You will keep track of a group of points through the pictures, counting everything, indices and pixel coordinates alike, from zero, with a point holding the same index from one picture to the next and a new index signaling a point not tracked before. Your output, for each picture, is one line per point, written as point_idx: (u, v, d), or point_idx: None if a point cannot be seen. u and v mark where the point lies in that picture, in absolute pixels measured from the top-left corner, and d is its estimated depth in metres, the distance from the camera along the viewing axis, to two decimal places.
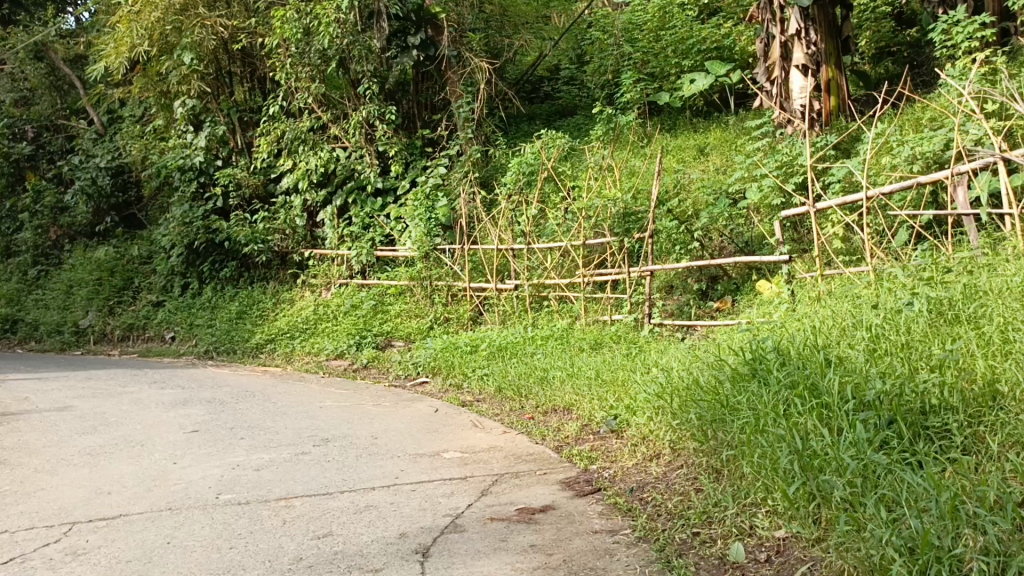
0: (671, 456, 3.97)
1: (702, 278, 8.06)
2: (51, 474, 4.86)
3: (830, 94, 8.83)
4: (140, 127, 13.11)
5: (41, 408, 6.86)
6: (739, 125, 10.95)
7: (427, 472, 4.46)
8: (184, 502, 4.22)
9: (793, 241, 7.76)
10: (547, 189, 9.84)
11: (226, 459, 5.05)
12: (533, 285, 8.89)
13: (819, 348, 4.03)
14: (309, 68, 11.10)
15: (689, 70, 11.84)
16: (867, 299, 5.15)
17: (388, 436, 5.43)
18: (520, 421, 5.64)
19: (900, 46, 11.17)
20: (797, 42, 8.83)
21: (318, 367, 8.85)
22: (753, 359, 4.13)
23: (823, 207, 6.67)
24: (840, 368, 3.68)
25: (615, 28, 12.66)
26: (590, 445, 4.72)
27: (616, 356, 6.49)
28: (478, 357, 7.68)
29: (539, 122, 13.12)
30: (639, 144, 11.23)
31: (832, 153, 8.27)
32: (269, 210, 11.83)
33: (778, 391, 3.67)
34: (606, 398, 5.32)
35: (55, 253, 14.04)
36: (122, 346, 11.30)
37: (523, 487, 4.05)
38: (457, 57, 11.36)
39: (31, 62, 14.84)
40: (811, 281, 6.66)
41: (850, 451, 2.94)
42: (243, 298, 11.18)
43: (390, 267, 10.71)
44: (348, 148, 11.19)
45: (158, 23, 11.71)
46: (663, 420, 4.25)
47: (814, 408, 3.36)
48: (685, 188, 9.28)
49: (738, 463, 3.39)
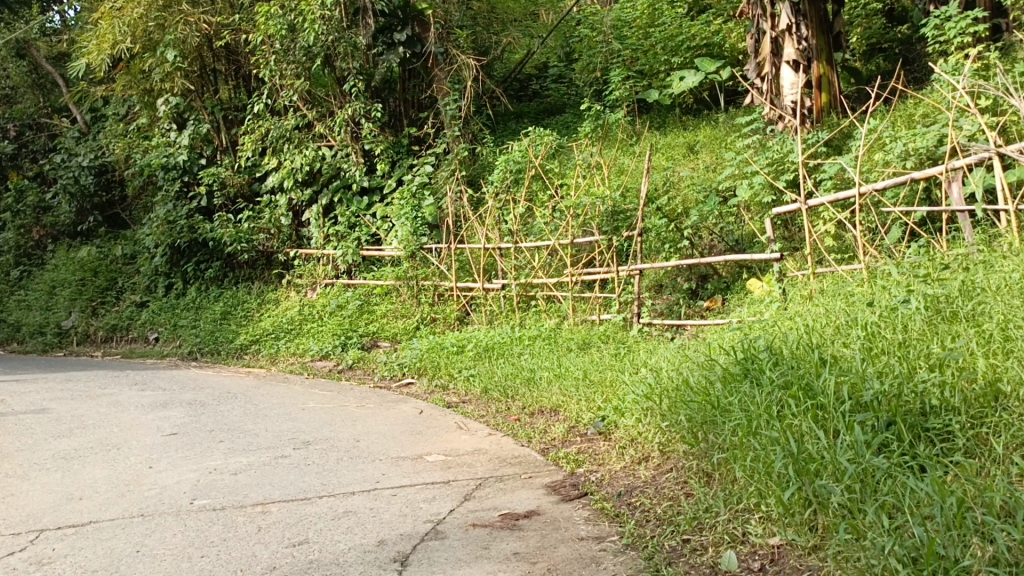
0: (661, 459, 3.85)
1: (691, 277, 7.94)
2: (22, 479, 4.70)
3: (821, 91, 8.80)
4: (124, 125, 12.85)
5: (17, 410, 6.69)
6: (729, 123, 10.85)
7: (409, 475, 4.32)
8: (157, 508, 4.07)
9: (784, 240, 7.68)
10: (534, 187, 9.68)
11: (202, 463, 4.90)
12: (520, 285, 8.77)
13: (813, 347, 3.91)
14: (293, 66, 10.87)
15: (678, 67, 11.81)
16: (861, 297, 5.06)
17: (371, 439, 5.29)
18: (506, 423, 5.51)
19: (891, 43, 11.14)
20: (788, 38, 8.76)
21: (302, 368, 8.70)
22: (745, 359, 4.01)
23: (815, 203, 6.63)
24: (835, 367, 3.56)
25: (604, 25, 12.51)
26: (578, 447, 4.60)
27: (604, 355, 6.38)
28: (465, 358, 7.55)
29: (527, 120, 13.04)
30: (629, 142, 11.10)
31: (823, 150, 8.19)
32: (254, 210, 11.63)
33: (772, 392, 3.55)
34: (594, 400, 5.20)
35: (38, 253, 13.72)
36: (105, 348, 11.10)
37: (508, 491, 3.92)
38: (443, 53, 11.19)
39: (13, 60, 14.62)
40: (803, 279, 6.56)
41: (848, 455, 2.81)
42: (228, 299, 11.02)
43: (376, 266, 10.56)
44: (334, 146, 11.01)
45: (141, 19, 11.51)
46: (652, 421, 4.11)
47: (809, 409, 3.24)
48: (675, 185, 9.18)
49: (730, 467, 3.27)
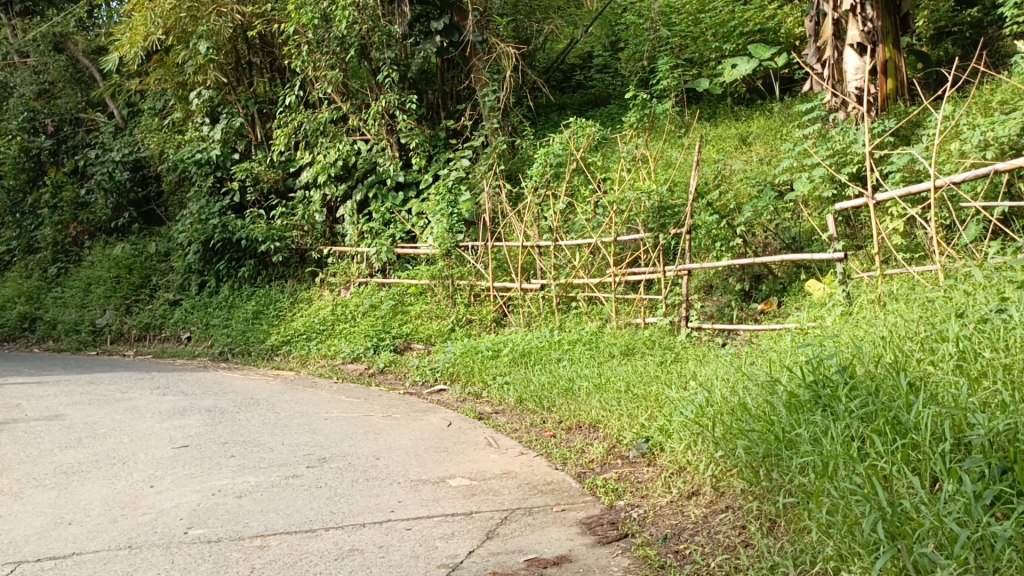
0: (713, 495, 3.33)
1: (744, 277, 7.37)
2: (15, 498, 4.35)
3: (887, 76, 8.12)
4: (159, 120, 12.57)
5: (30, 417, 6.39)
6: (785, 113, 10.20)
7: (428, 504, 3.85)
8: (147, 539, 3.66)
9: (845, 237, 7.05)
10: (576, 181, 9.14)
11: (207, 483, 4.49)
12: (560, 286, 8.25)
13: (896, 367, 3.34)
14: (328, 56, 10.46)
15: (730, 54, 11.21)
16: (940, 304, 4.48)
17: (392, 457, 4.84)
18: (540, 440, 5.02)
19: (960, 26, 10.35)
20: (852, 19, 8.11)
21: (332, 371, 8.31)
22: (814, 380, 3.45)
23: (884, 197, 5.96)
24: (928, 394, 3.00)
25: (650, 11, 11.81)
26: (617, 473, 4.10)
27: (648, 364, 5.82)
28: (500, 363, 7.07)
29: (570, 112, 12.45)
30: (677, 134, 10.50)
31: (891, 139, 7.52)
32: (288, 206, 11.32)
33: (850, 425, 3.01)
34: (637, 417, 4.68)
35: (75, 250, 13.75)
36: (137, 347, 10.90)
37: (536, 528, 3.43)
38: (482, 42, 10.74)
39: (51, 54, 14.52)
40: (869, 281, 5.94)
41: (957, 516, 2.31)
42: (261, 298, 10.69)
43: (411, 265, 10.15)
44: (369, 140, 10.62)
45: (174, 10, 11.25)
46: (703, 449, 3.58)
47: (899, 450, 2.72)
48: (727, 178, 8.57)
49: (802, 517, 2.77)
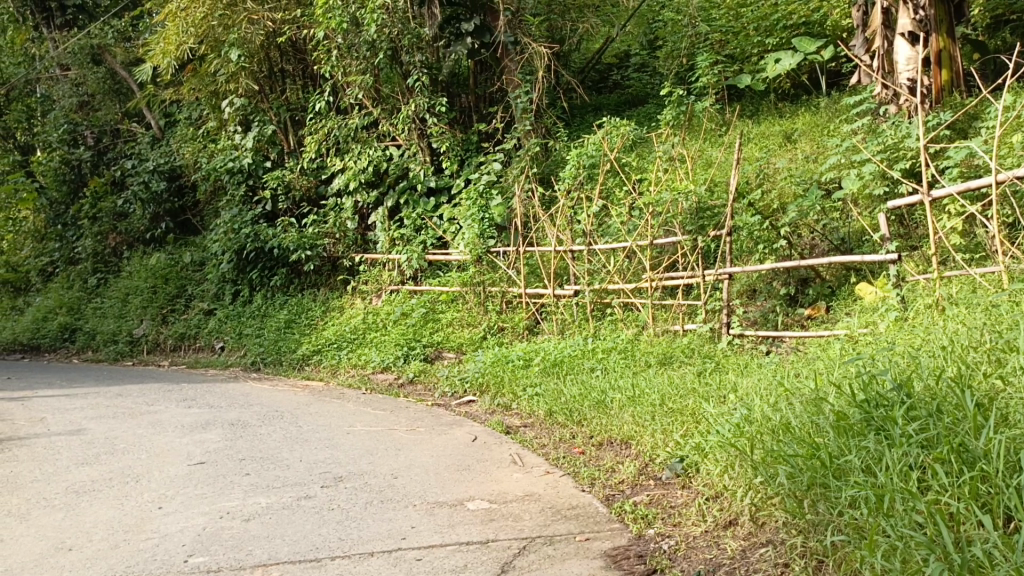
0: (752, 527, 3.01)
1: (789, 280, 6.96)
2: (20, 520, 4.17)
3: (940, 67, 7.66)
4: (194, 129, 12.59)
5: (52, 431, 6.26)
6: (832, 108, 9.72)
7: (442, 531, 3.57)
8: (145, 567, 3.44)
9: (899, 237, 6.59)
10: (610, 183, 8.78)
11: (217, 504, 4.27)
12: (594, 292, 7.92)
13: (959, 383, 2.97)
14: (359, 62, 10.33)
15: (773, 49, 10.77)
16: (1006, 309, 4.06)
17: (410, 476, 4.57)
18: (569, 457, 4.70)
19: (1018, 14, 9.72)
20: (903, 7, 7.61)
21: (361, 382, 8.09)
22: (866, 399, 3.09)
23: (940, 194, 5.48)
24: (998, 418, 2.65)
25: (689, 7, 11.50)
26: (649, 496, 3.77)
27: (685, 375, 5.47)
28: (530, 373, 6.76)
29: (606, 112, 12.08)
30: (716, 132, 10.12)
31: (946, 133, 7.04)
32: (319, 214, 11.16)
33: (907, 452, 2.67)
34: (672, 433, 4.34)
35: (114, 261, 13.83)
36: (172, 356, 10.86)
37: (556, 561, 3.13)
38: (514, 42, 10.38)
39: (89, 66, 14.39)
40: (925, 284, 5.51)
41: None
42: (293, 307, 10.55)
43: (442, 272, 9.92)
44: (401, 145, 10.48)
45: (205, 20, 11.18)
46: (741, 474, 3.24)
47: (967, 483, 2.38)
48: (770, 177, 8.17)
49: (854, 560, 2.44)
